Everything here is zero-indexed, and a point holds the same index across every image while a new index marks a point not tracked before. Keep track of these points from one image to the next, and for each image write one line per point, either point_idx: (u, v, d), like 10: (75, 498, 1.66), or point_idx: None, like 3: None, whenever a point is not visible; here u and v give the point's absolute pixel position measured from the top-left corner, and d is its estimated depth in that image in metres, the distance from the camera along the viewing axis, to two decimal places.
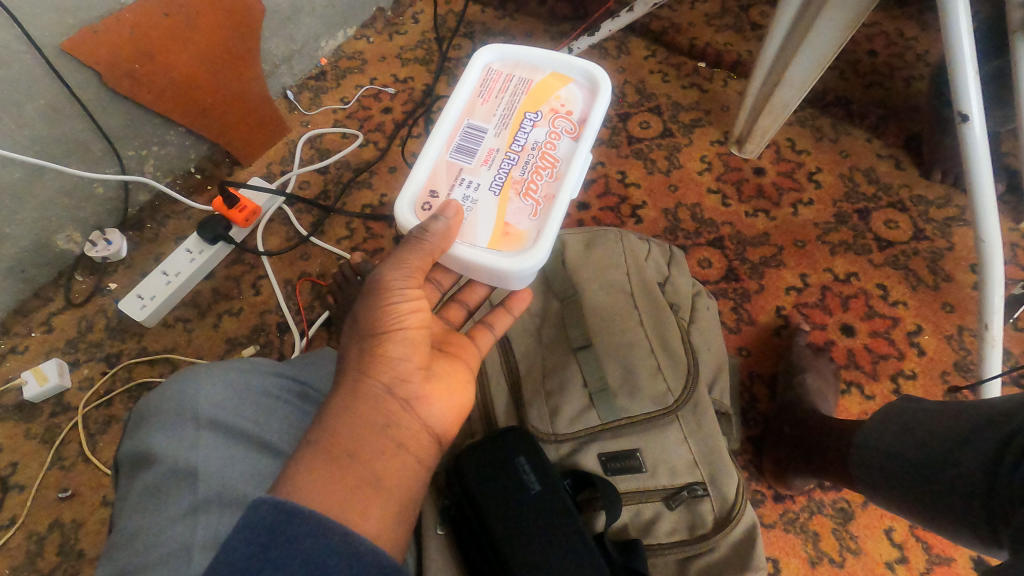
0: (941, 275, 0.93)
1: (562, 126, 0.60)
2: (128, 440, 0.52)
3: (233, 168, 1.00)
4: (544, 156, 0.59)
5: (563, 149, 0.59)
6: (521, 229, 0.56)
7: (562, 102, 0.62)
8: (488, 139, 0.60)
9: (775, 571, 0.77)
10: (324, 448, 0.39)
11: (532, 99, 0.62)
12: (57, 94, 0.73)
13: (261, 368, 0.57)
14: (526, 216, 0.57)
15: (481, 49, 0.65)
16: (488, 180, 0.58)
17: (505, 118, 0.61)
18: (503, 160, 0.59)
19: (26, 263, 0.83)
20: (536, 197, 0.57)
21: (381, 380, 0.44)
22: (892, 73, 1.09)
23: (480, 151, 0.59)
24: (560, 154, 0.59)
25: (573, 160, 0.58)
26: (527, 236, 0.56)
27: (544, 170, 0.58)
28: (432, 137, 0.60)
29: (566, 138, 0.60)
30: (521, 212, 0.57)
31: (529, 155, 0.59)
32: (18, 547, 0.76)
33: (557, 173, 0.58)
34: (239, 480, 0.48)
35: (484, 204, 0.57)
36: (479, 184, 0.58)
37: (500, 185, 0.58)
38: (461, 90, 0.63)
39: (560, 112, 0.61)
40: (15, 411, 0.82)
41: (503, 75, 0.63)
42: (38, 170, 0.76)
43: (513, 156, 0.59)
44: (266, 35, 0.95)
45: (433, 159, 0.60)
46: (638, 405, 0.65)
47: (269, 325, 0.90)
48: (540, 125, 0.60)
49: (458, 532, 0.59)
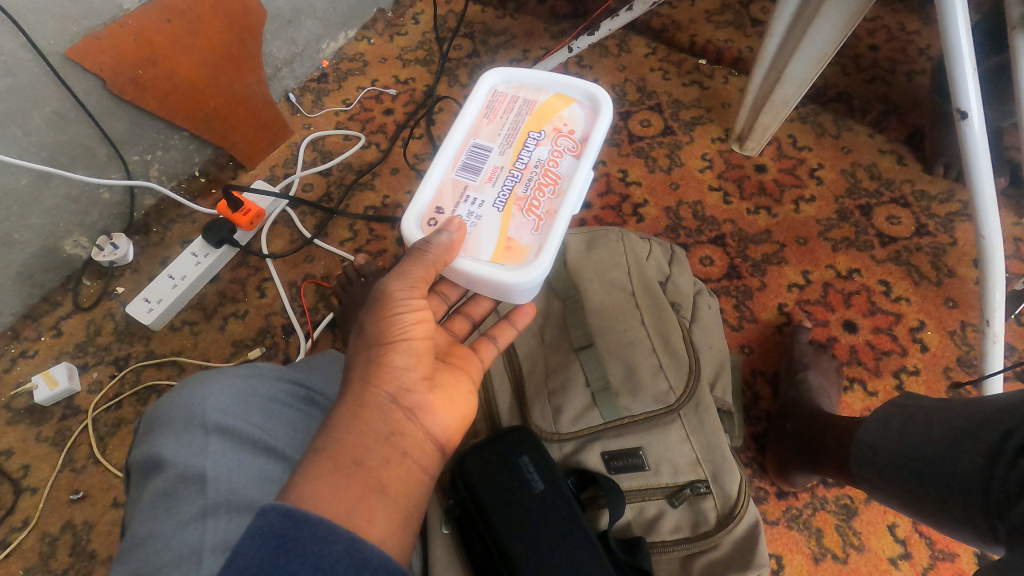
0: (944, 270, 0.93)
1: (565, 145, 0.61)
2: (138, 446, 0.53)
3: (237, 172, 1.01)
4: (547, 173, 0.59)
5: (566, 167, 0.60)
6: (523, 244, 0.57)
7: (565, 122, 0.62)
8: (493, 157, 0.60)
9: (779, 567, 0.77)
10: (330, 456, 0.40)
11: (535, 118, 0.62)
12: (63, 101, 0.74)
13: (267, 373, 0.58)
14: (529, 231, 0.57)
15: (488, 71, 0.65)
16: (492, 197, 0.58)
17: (510, 137, 0.61)
18: (506, 177, 0.59)
19: (34, 269, 0.84)
20: (538, 213, 0.58)
21: (386, 389, 0.45)
22: (894, 68, 1.08)
23: (484, 168, 0.60)
24: (563, 171, 0.59)
25: (575, 177, 0.59)
26: (529, 250, 0.57)
27: (547, 187, 0.59)
28: (438, 155, 0.61)
29: (568, 156, 0.60)
30: (523, 227, 0.57)
31: (532, 173, 0.59)
32: (31, 549, 0.77)
33: (559, 190, 0.59)
34: (247, 485, 0.48)
35: (488, 220, 0.58)
36: (484, 200, 0.58)
37: (503, 201, 0.58)
38: (467, 110, 0.63)
39: (563, 131, 0.62)
40: (26, 414, 0.83)
41: (509, 96, 0.64)
42: (45, 176, 0.77)
43: (517, 173, 0.59)
44: (267, 38, 0.96)
45: (439, 177, 0.60)
46: (641, 407, 0.65)
47: (275, 327, 0.91)
48: (543, 144, 0.61)
49: (462, 531, 0.60)
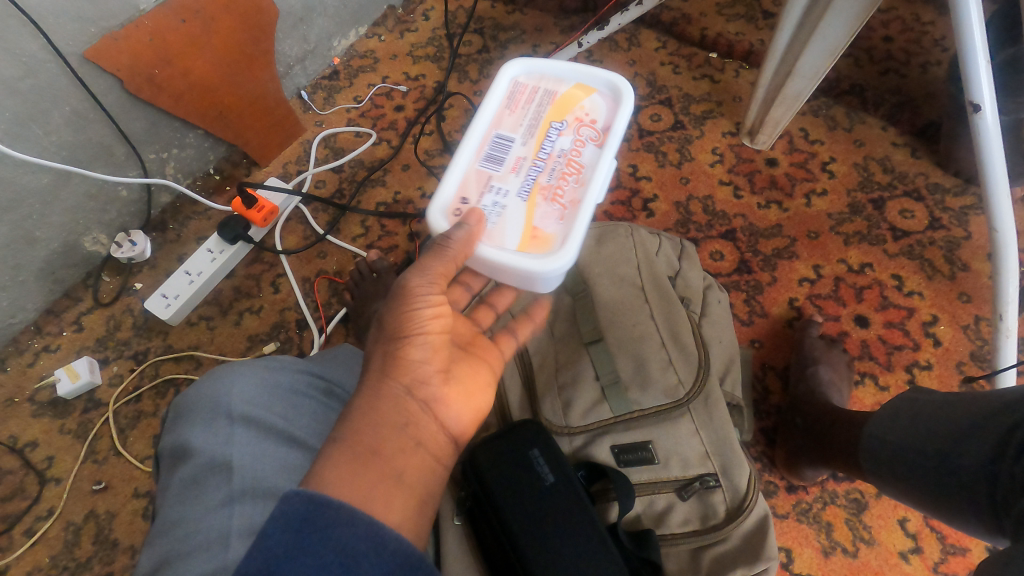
0: (958, 265, 0.92)
1: (587, 134, 0.61)
2: (167, 434, 0.55)
3: (250, 169, 1.02)
4: (570, 162, 0.60)
5: (589, 156, 0.60)
6: (549, 233, 0.57)
7: (586, 112, 0.63)
8: (516, 148, 0.61)
9: (788, 560, 0.78)
10: (349, 445, 0.41)
11: (556, 109, 0.63)
12: (83, 101, 0.76)
13: (288, 365, 0.59)
14: (554, 220, 0.58)
15: (507, 62, 0.66)
16: (516, 187, 0.59)
17: (532, 128, 0.62)
18: (530, 167, 0.60)
19: (56, 265, 0.87)
20: (563, 202, 0.58)
21: (403, 381, 0.46)
22: (908, 59, 1.07)
23: (508, 159, 0.60)
24: (586, 160, 0.60)
25: (599, 166, 0.59)
26: (554, 240, 0.57)
27: (571, 176, 0.59)
28: (460, 148, 0.61)
29: (590, 146, 0.61)
30: (548, 216, 0.58)
31: (556, 162, 0.60)
32: (55, 537, 0.79)
33: (583, 179, 0.59)
34: (272, 473, 0.50)
35: (513, 210, 0.58)
36: (508, 190, 0.59)
37: (528, 191, 0.59)
38: (487, 102, 0.63)
39: (584, 121, 0.62)
40: (49, 407, 0.86)
41: (529, 87, 0.64)
42: (65, 174, 0.79)
43: (540, 163, 0.60)
44: (280, 37, 0.97)
45: (462, 168, 0.60)
46: (650, 400, 0.66)
47: (289, 322, 0.92)
48: (565, 134, 0.61)
49: (474, 522, 0.61)
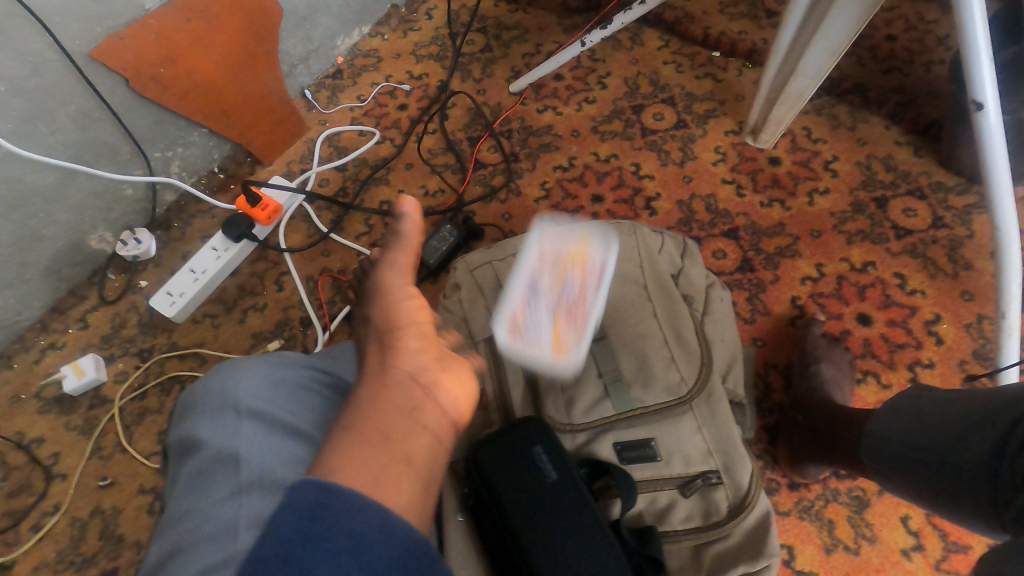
0: (961, 263, 0.92)
1: (594, 259, 0.73)
2: (176, 429, 0.55)
3: (254, 167, 1.03)
4: (581, 289, 0.71)
5: (595, 274, 0.72)
6: (565, 344, 0.69)
7: (594, 240, 0.75)
8: (539, 277, 0.72)
9: (790, 557, 0.78)
10: (356, 431, 0.40)
11: (571, 241, 0.75)
12: (89, 99, 0.76)
13: (294, 361, 0.60)
14: (569, 334, 0.69)
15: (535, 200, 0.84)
16: (540, 312, 0.70)
17: (551, 261, 0.73)
18: (549, 295, 0.70)
19: (62, 263, 0.87)
20: (576, 321, 0.69)
21: (406, 367, 0.45)
22: (912, 58, 1.07)
23: (531, 287, 0.71)
24: (593, 280, 0.72)
25: (602, 284, 0.72)
26: (568, 347, 0.69)
27: (581, 301, 0.70)
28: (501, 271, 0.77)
29: (596, 267, 0.73)
30: (566, 332, 0.69)
31: (570, 290, 0.70)
32: (62, 532, 0.80)
33: (590, 297, 0.71)
34: (280, 465, 0.50)
35: (540, 331, 0.69)
36: (535, 315, 0.70)
37: (550, 315, 0.69)
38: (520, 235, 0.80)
39: (592, 248, 0.74)
40: (55, 404, 0.86)
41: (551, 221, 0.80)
42: (71, 173, 0.80)
43: (557, 292, 0.70)
44: (284, 36, 0.98)
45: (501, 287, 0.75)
46: (653, 397, 0.66)
47: (293, 320, 0.93)
48: (576, 265, 0.72)
49: (479, 518, 0.61)
